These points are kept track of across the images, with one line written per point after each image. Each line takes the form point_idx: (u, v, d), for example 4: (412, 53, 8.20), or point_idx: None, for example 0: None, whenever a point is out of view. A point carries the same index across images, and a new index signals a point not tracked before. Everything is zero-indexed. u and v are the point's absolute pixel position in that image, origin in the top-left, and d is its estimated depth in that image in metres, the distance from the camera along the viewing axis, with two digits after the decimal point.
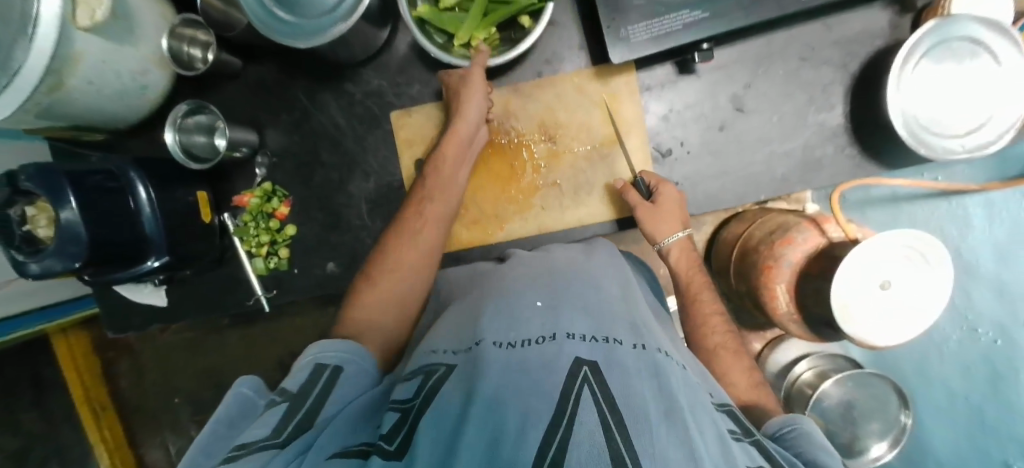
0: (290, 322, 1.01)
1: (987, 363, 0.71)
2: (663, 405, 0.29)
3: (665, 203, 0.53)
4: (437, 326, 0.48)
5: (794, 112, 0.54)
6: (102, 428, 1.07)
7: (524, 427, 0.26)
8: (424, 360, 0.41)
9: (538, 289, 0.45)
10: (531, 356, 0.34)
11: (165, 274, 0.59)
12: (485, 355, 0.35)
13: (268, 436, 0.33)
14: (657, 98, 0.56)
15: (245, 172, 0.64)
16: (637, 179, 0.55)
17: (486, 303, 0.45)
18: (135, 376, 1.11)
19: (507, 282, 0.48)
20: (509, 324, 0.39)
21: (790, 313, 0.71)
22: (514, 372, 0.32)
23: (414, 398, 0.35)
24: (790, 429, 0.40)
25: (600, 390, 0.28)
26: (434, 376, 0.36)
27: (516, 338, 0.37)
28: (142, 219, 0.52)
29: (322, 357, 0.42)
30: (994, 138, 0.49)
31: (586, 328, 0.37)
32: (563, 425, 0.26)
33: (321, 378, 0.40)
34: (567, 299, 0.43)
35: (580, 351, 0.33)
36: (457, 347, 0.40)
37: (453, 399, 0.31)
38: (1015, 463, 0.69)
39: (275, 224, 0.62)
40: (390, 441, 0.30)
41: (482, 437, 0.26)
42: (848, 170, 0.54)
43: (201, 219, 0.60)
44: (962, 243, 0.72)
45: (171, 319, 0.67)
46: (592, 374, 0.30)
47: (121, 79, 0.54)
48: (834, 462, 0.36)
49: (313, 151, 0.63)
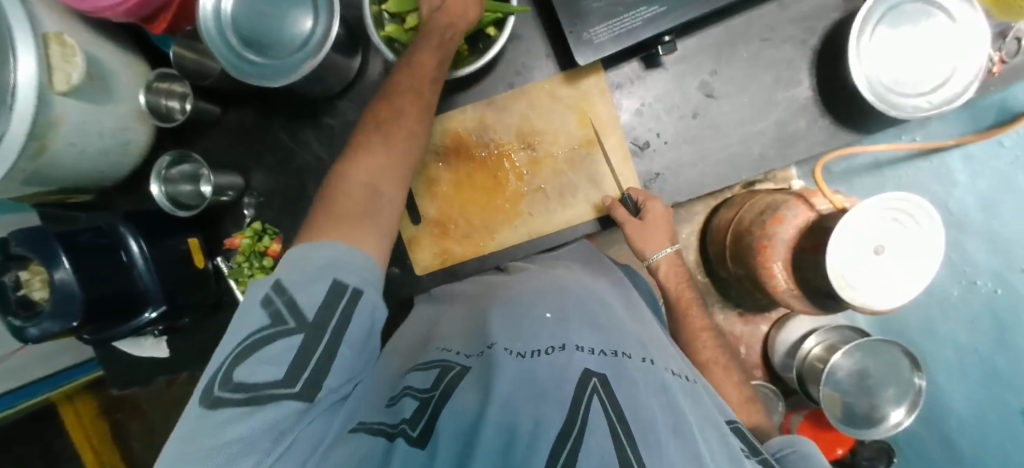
0: None
1: (991, 317, 0.67)
2: (671, 417, 0.31)
3: (655, 222, 0.55)
4: (449, 313, 0.52)
5: (762, 93, 0.55)
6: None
7: (537, 433, 0.28)
8: (436, 355, 0.43)
9: (546, 297, 0.46)
10: (540, 365, 0.35)
11: (165, 324, 0.60)
12: (495, 358, 0.36)
13: (280, 382, 0.36)
14: (629, 95, 0.57)
15: (233, 214, 0.64)
16: (625, 196, 0.57)
17: (494, 308, 0.46)
18: (146, 436, 1.10)
19: (514, 291, 0.49)
20: (519, 332, 0.40)
21: (790, 289, 0.70)
22: (526, 378, 0.33)
23: (433, 389, 0.37)
24: (789, 451, 0.41)
25: (609, 401, 0.30)
26: (450, 373, 0.38)
27: (525, 347, 0.38)
28: (136, 271, 0.53)
29: (342, 274, 0.43)
30: (960, 91, 0.50)
31: (594, 341, 0.38)
32: (574, 431, 0.28)
33: (339, 302, 0.41)
34: (576, 312, 0.43)
35: (590, 363, 0.35)
36: (469, 350, 0.42)
37: (470, 399, 0.33)
38: None
39: (269, 262, 0.61)
40: (414, 426, 0.33)
41: (499, 439, 0.29)
42: (822, 140, 0.56)
43: (195, 265, 0.60)
44: (951, 198, 0.71)
45: (175, 370, 0.66)
46: (601, 385, 0.32)
47: (103, 138, 0.55)
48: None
49: (299, 187, 0.63)
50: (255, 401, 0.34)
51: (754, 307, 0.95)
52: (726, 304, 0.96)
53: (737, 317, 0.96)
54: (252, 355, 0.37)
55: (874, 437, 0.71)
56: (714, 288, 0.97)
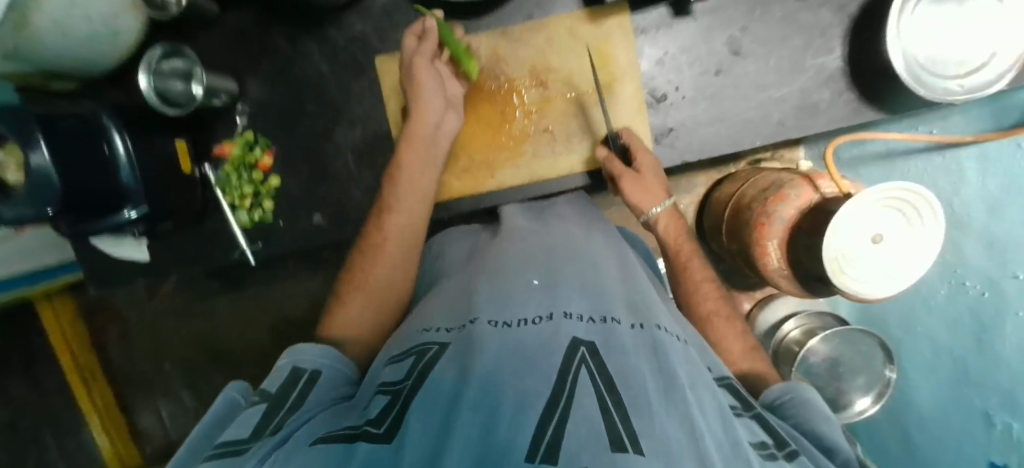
0: (282, 285, 1.09)
1: (975, 318, 0.66)
2: (662, 383, 0.30)
3: (648, 178, 0.52)
4: (433, 299, 0.49)
5: (791, 57, 0.53)
6: (98, 408, 1.12)
7: (522, 410, 0.26)
8: (417, 338, 0.40)
9: (533, 264, 0.45)
10: (526, 335, 0.34)
11: (145, 226, 0.57)
12: (477, 334, 0.35)
13: (247, 437, 0.32)
14: (652, 42, 0.54)
15: (224, 120, 0.61)
16: (613, 136, 0.55)
17: (482, 280, 0.45)
18: (125, 342, 1.13)
19: (497, 263, 0.47)
20: (504, 302, 0.39)
21: (781, 269, 0.71)
22: (509, 352, 0.32)
23: (406, 379, 0.34)
24: (787, 399, 0.42)
25: (598, 371, 0.30)
26: (426, 356, 0.35)
27: (511, 317, 0.37)
28: (118, 167, 0.50)
29: (303, 359, 0.42)
30: (995, 78, 0.48)
31: (583, 307, 0.38)
32: (561, 403, 0.27)
33: (297, 382, 0.40)
34: (567, 276, 0.42)
35: (579, 331, 0.34)
36: (451, 324, 0.40)
37: (447, 379, 0.31)
38: (995, 414, 0.63)
39: (258, 175, 0.59)
40: (378, 424, 0.29)
41: (475, 419, 0.26)
42: (844, 116, 0.54)
43: (180, 169, 0.58)
44: (956, 197, 0.68)
45: (155, 276, 0.65)
46: (590, 355, 0.31)
47: (92, 23, 0.50)
48: (833, 430, 0.38)
49: (295, 100, 0.60)
50: (240, 450, 0.30)
51: (740, 285, 0.97)
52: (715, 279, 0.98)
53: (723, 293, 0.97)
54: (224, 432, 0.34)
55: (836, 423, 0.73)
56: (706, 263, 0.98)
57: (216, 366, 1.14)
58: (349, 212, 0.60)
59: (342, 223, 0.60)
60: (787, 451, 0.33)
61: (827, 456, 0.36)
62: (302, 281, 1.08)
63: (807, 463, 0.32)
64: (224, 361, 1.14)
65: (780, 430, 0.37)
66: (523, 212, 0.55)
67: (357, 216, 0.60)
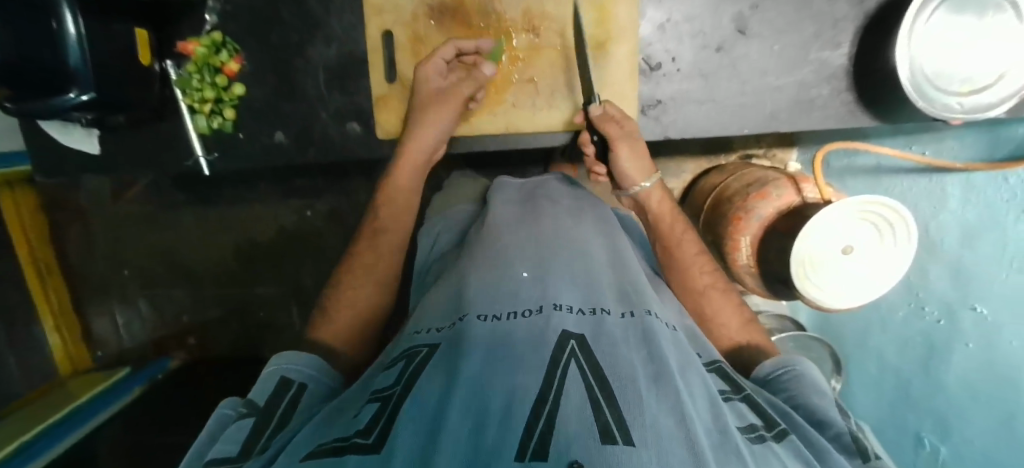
0: (251, 209, 1.07)
1: (926, 342, 0.66)
2: (652, 370, 0.30)
3: (637, 156, 0.51)
4: (430, 297, 0.46)
5: (797, 45, 0.50)
6: (53, 304, 1.06)
7: (510, 405, 0.25)
8: (410, 341, 0.38)
9: (523, 256, 0.43)
10: (516, 329, 0.33)
11: (94, 116, 0.54)
12: (468, 329, 0.33)
13: (234, 456, 0.30)
14: (656, 4, 0.51)
15: (193, 16, 0.57)
16: (594, 99, 0.50)
17: (472, 273, 0.42)
18: (85, 244, 1.10)
19: (493, 247, 0.45)
20: (495, 295, 0.37)
21: (748, 266, 0.71)
22: (498, 348, 0.30)
23: (395, 385, 0.32)
24: (783, 372, 0.43)
25: (587, 364, 0.29)
26: (417, 359, 0.34)
27: (501, 310, 0.35)
28: (64, 45, 0.46)
29: (290, 370, 0.40)
30: (995, 101, 0.46)
31: (574, 299, 0.37)
32: (550, 398, 0.26)
33: (287, 392, 0.38)
34: (556, 267, 0.41)
35: (569, 324, 0.33)
36: (442, 323, 0.38)
37: (435, 383, 0.29)
38: (925, 436, 0.68)
39: (222, 81, 0.56)
40: (367, 435, 0.27)
41: (465, 421, 0.25)
42: (838, 117, 0.52)
43: (139, 61, 0.53)
44: (933, 220, 0.65)
45: (102, 171, 0.62)
46: (580, 348, 0.30)
47: None
48: (826, 404, 0.39)
49: (270, 4, 0.55)
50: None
51: None
52: None
53: None
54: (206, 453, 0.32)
55: None
56: None
57: (175, 280, 1.13)
58: (314, 135, 0.58)
59: (306, 145, 0.58)
60: (776, 431, 0.32)
61: (818, 429, 0.37)
62: (272, 205, 1.07)
63: (796, 441, 0.31)
64: (182, 277, 1.12)
65: (765, 404, 0.36)
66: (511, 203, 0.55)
67: (321, 140, 0.58)
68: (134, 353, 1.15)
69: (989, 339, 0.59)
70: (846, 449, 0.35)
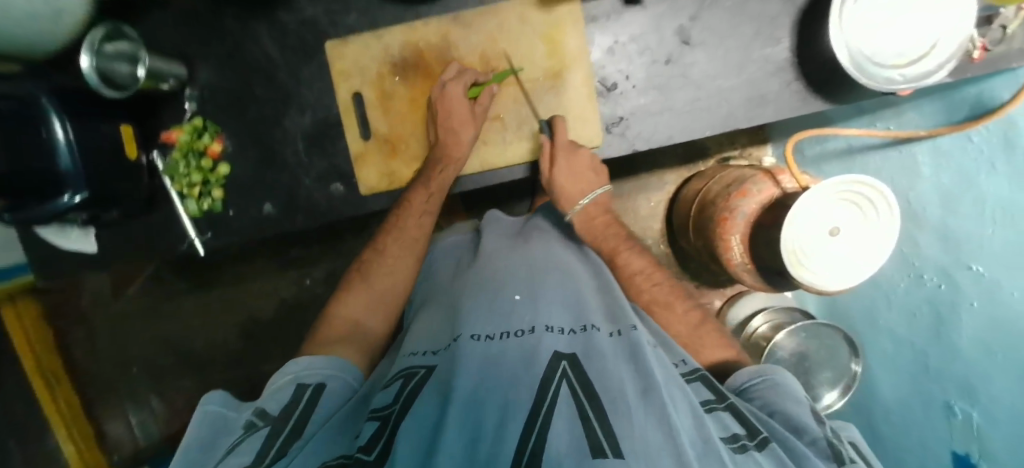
0: (251, 286, 1.08)
1: (931, 307, 0.65)
2: (641, 385, 0.32)
3: (568, 189, 0.56)
4: (420, 322, 0.51)
5: (739, 47, 0.53)
6: (65, 414, 1.07)
7: (503, 424, 0.29)
8: (404, 361, 0.42)
9: (516, 280, 0.48)
10: (510, 349, 0.37)
11: (90, 214, 0.56)
12: (461, 348, 0.38)
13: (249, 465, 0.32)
14: (602, 31, 0.55)
15: (173, 106, 0.60)
16: (543, 123, 0.56)
17: (466, 297, 0.47)
18: (90, 345, 1.11)
19: (486, 273, 0.50)
20: (488, 319, 0.42)
21: (744, 263, 0.71)
22: (491, 366, 0.34)
23: (394, 403, 0.36)
24: (760, 380, 0.43)
25: (577, 381, 0.32)
26: (414, 379, 0.38)
27: (493, 332, 0.40)
28: (55, 151, 0.48)
29: (305, 377, 0.43)
30: (935, 68, 0.48)
31: (564, 321, 0.41)
32: (542, 413, 0.29)
33: (303, 397, 0.41)
34: (546, 292, 0.46)
35: (560, 345, 0.37)
36: (436, 347, 0.43)
37: (433, 402, 0.33)
38: (955, 403, 0.63)
39: (207, 163, 0.59)
40: (369, 451, 0.31)
41: (462, 432, 0.29)
42: (793, 106, 0.54)
43: (125, 155, 0.56)
44: (912, 191, 0.67)
45: (101, 267, 0.64)
46: (571, 368, 0.34)
47: (31, 1, 0.46)
48: (802, 410, 0.40)
49: (244, 85, 0.59)
50: None
51: (710, 281, 1.02)
52: (684, 275, 1.04)
53: (694, 289, 1.03)
54: (224, 457, 0.34)
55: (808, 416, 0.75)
56: (679, 260, 1.04)
57: (180, 366, 1.12)
58: (300, 201, 0.60)
59: (293, 212, 0.60)
60: (759, 440, 0.34)
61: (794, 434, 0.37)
62: (271, 275, 1.08)
63: (779, 450, 0.33)
64: (187, 362, 1.11)
65: (749, 414, 0.37)
66: (501, 234, 0.60)
67: (308, 204, 0.60)
68: (150, 452, 1.12)
69: (991, 294, 0.55)
70: (822, 453, 0.35)
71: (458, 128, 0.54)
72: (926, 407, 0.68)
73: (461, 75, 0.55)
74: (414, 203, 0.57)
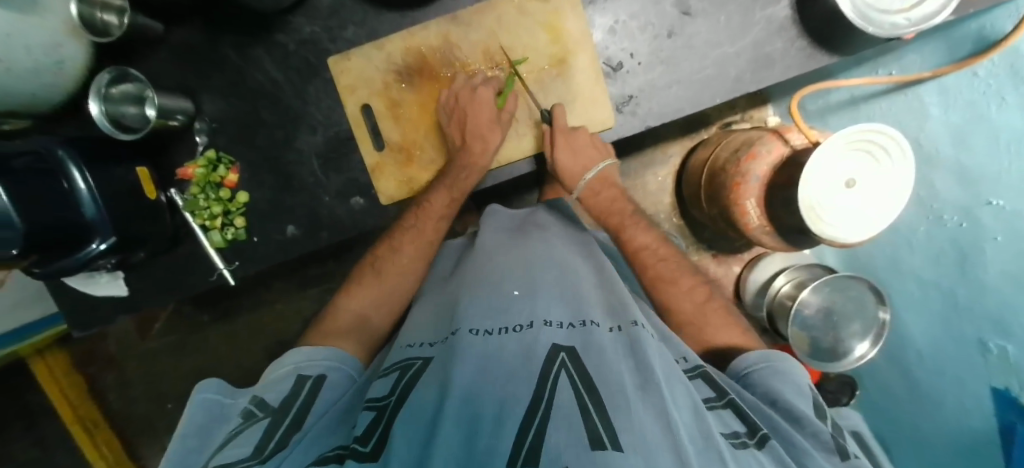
0: (274, 309, 1.09)
1: (954, 247, 0.65)
2: (640, 380, 0.33)
3: (569, 171, 0.58)
4: (411, 321, 0.52)
5: (739, 11, 0.53)
6: (107, 458, 1.10)
7: (503, 415, 0.30)
8: (401, 353, 0.44)
9: (513, 276, 0.49)
10: (508, 344, 0.37)
11: (117, 258, 0.56)
12: (461, 341, 0.38)
13: (249, 455, 0.34)
14: (601, 12, 0.55)
15: (185, 141, 0.60)
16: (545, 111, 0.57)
17: (464, 293, 0.48)
18: (121, 389, 1.12)
19: (481, 272, 0.51)
20: (486, 313, 0.42)
21: (762, 226, 0.71)
22: (487, 364, 0.35)
23: (390, 396, 0.37)
24: (765, 365, 0.45)
25: (575, 373, 0.33)
26: (411, 371, 0.39)
27: (491, 327, 0.40)
28: (78, 201, 0.48)
29: (304, 368, 0.46)
30: (938, 9, 0.47)
31: (564, 315, 0.42)
32: (541, 407, 0.30)
33: (303, 389, 0.43)
34: (544, 285, 0.47)
35: (558, 338, 0.38)
36: (434, 339, 0.44)
37: (429, 397, 0.34)
38: (989, 340, 0.62)
39: (226, 193, 0.59)
40: (364, 442, 0.32)
41: (459, 428, 0.29)
42: (800, 63, 0.54)
43: (145, 195, 0.56)
44: (922, 133, 0.67)
45: (134, 309, 0.64)
46: (569, 359, 0.35)
47: (33, 55, 0.46)
48: (803, 403, 0.41)
49: (252, 112, 0.59)
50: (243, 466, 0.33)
51: (726, 248, 1.03)
52: (701, 245, 1.05)
53: (712, 258, 1.04)
54: (224, 446, 0.36)
55: (837, 369, 0.74)
56: (693, 231, 1.05)
57: None
58: (323, 220, 0.60)
59: (317, 231, 0.60)
60: (759, 437, 0.34)
61: (796, 427, 0.39)
62: (293, 298, 1.08)
63: (778, 447, 0.34)
64: None
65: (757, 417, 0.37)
66: (504, 226, 0.62)
67: (330, 221, 0.60)
68: None
69: (1014, 225, 0.53)
70: (826, 448, 0.37)
71: (471, 127, 0.55)
72: (957, 344, 0.68)
73: (488, 82, 0.56)
74: (434, 204, 0.57)
